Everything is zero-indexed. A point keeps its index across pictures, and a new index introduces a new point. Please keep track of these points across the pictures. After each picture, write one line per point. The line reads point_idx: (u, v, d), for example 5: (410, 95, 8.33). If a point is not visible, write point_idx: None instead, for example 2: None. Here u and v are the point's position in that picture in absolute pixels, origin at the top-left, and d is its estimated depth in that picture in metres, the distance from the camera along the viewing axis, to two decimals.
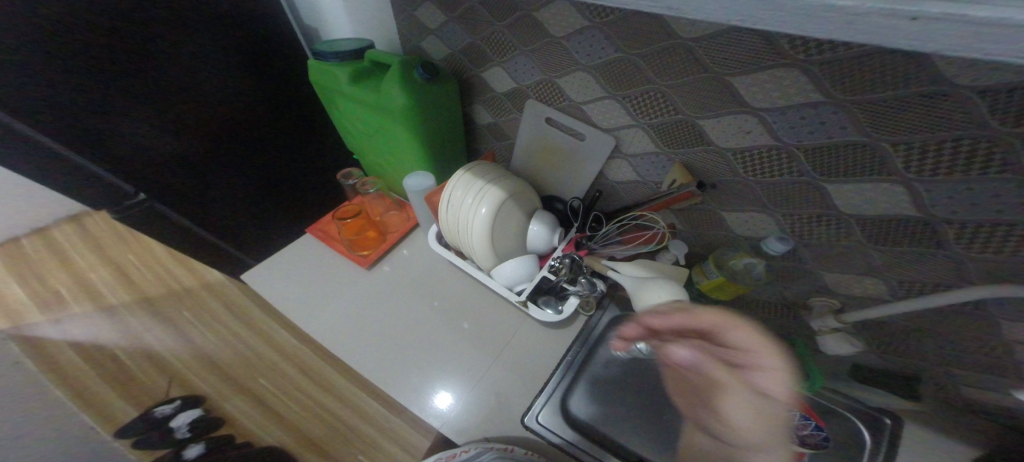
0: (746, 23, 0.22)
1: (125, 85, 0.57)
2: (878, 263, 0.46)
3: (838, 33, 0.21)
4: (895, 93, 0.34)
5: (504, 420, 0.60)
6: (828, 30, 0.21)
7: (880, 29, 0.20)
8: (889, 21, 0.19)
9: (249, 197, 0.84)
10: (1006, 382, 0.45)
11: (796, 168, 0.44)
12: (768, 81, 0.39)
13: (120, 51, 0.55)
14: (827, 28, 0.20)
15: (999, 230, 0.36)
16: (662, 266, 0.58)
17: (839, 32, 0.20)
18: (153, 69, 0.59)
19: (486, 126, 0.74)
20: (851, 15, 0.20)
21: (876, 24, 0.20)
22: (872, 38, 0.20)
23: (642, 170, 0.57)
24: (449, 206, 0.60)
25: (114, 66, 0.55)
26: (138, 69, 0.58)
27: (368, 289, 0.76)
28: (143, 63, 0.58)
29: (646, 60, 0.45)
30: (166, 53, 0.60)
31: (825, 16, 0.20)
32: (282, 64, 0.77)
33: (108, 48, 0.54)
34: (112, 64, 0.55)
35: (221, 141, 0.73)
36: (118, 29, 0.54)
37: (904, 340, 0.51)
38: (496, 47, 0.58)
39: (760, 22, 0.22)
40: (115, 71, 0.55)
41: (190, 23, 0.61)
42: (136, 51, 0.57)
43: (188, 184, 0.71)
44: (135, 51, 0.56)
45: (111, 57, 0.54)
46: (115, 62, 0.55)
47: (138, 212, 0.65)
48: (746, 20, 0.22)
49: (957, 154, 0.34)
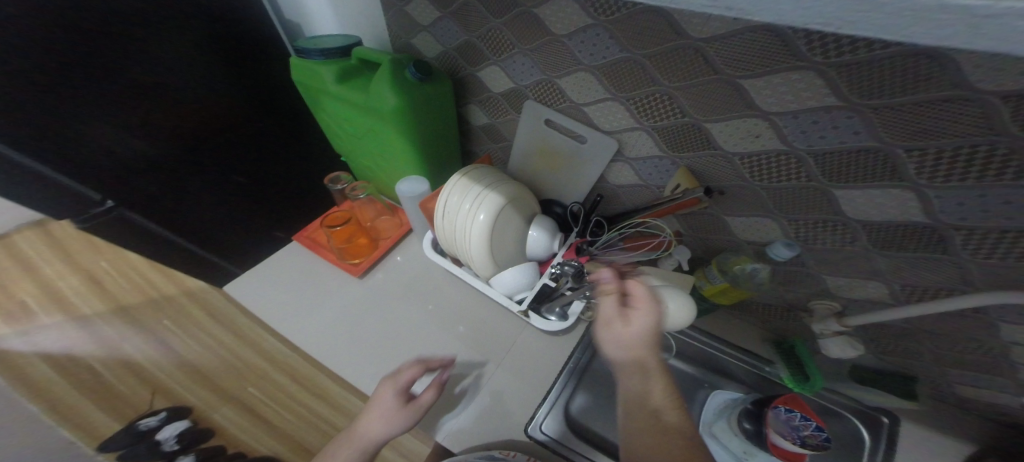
0: (826, 28, 0.17)
1: (81, 84, 0.52)
2: (883, 268, 0.45)
3: (953, 40, 0.15)
4: (913, 98, 0.32)
5: (507, 430, 0.58)
6: (942, 34, 0.15)
7: (1007, 37, 0.14)
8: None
9: (230, 203, 0.79)
10: (1001, 378, 0.47)
11: (804, 173, 0.43)
12: (782, 83, 0.38)
13: (74, 48, 0.50)
14: (937, 34, 0.15)
15: (1004, 238, 0.36)
16: (667, 273, 0.57)
17: (953, 40, 0.15)
18: (115, 68, 0.54)
19: (482, 127, 0.71)
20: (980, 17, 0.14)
21: (1012, 31, 0.13)
22: (988, 48, 0.14)
23: (645, 173, 0.56)
24: (445, 213, 0.58)
25: (72, 65, 0.50)
26: (98, 69, 0.53)
27: (360, 298, 0.74)
28: (102, 61, 0.53)
29: (653, 60, 0.43)
30: (129, 50, 0.55)
31: (945, 18, 0.15)
32: (260, 61, 0.73)
33: (60, 45, 0.49)
34: (68, 62, 0.50)
35: (196, 142, 0.69)
36: (71, 22, 0.49)
37: (904, 341, 0.52)
38: (493, 44, 0.55)
39: (847, 26, 0.17)
40: (72, 70, 0.51)
41: (150, 17, 0.56)
42: (94, 48, 0.52)
43: (160, 191, 0.66)
44: (92, 48, 0.52)
45: (66, 56, 0.50)
46: (72, 61, 0.50)
47: (106, 221, 0.60)
48: (822, 24, 0.17)
49: (973, 159, 0.33)
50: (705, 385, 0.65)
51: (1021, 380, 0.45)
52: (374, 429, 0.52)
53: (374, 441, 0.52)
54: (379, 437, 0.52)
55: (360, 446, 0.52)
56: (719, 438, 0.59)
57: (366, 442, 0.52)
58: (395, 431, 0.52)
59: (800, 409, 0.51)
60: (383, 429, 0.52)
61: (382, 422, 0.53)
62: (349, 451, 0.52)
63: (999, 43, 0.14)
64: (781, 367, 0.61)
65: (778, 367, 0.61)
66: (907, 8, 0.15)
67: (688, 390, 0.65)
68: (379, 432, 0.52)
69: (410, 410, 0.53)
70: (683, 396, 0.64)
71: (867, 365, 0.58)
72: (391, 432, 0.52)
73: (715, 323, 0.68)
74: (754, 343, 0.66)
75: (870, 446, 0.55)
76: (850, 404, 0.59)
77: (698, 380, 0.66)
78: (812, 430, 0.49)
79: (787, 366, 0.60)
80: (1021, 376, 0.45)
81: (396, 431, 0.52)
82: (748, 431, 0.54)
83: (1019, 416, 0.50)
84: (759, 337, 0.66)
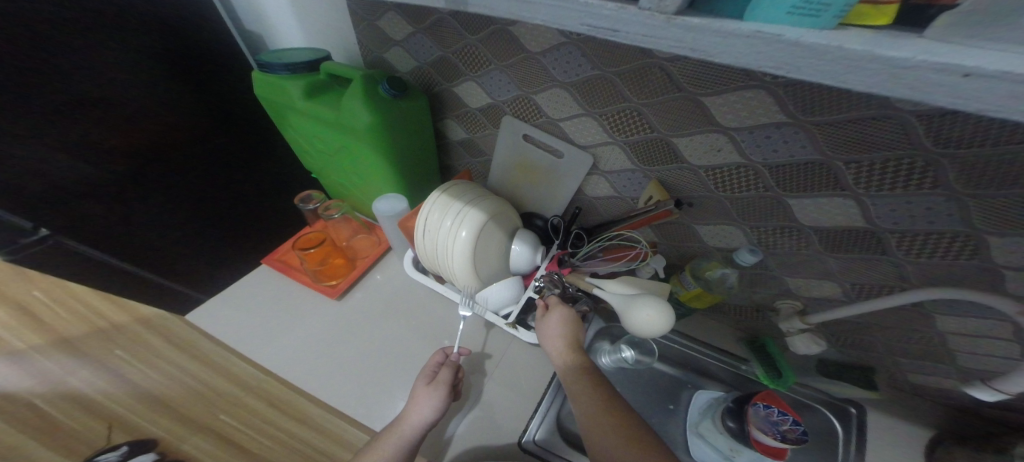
0: (776, 71, 0.18)
1: (7, 93, 0.46)
2: (836, 269, 0.49)
3: (881, 88, 0.16)
4: (847, 116, 0.36)
5: (499, 443, 0.58)
6: (871, 82, 0.16)
7: (929, 87, 0.15)
8: (942, 77, 0.15)
9: (195, 227, 0.73)
10: (941, 365, 0.52)
11: (762, 184, 0.46)
12: (738, 101, 0.41)
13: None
14: (869, 81, 0.16)
15: (932, 240, 0.40)
16: (645, 282, 0.59)
17: (881, 89, 0.16)
18: (50, 75, 0.49)
19: (459, 142, 0.72)
20: (899, 67, 0.16)
21: (925, 80, 0.15)
22: (917, 97, 0.16)
23: (619, 186, 0.58)
24: (426, 230, 0.58)
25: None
26: (29, 76, 0.47)
27: (341, 320, 0.72)
28: (34, 68, 0.47)
29: (623, 78, 0.46)
30: (68, 56, 0.50)
31: (872, 66, 0.16)
32: (220, 74, 0.70)
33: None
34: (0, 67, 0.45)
35: (152, 163, 0.63)
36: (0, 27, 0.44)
37: (859, 334, 0.56)
38: (468, 61, 0.56)
39: (796, 70, 0.17)
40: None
41: (93, 22, 0.52)
42: (25, 52, 0.46)
43: (107, 215, 0.59)
44: (16, 52, 0.46)
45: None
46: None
47: (39, 252, 0.52)
48: (774, 67, 0.18)
49: (899, 171, 0.37)
50: (686, 386, 0.67)
51: (959, 366, 0.51)
52: (415, 415, 0.52)
53: (419, 426, 0.52)
54: (421, 421, 0.52)
55: (406, 435, 0.51)
56: (707, 438, 0.61)
57: (410, 428, 0.51)
58: (436, 408, 0.53)
59: (777, 404, 0.55)
60: (424, 408, 0.52)
61: (421, 405, 0.53)
62: (395, 442, 0.50)
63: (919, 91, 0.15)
64: (756, 365, 0.64)
65: (753, 365, 0.65)
66: (844, 56, 0.16)
67: (672, 392, 0.67)
68: (420, 413, 0.52)
69: (439, 388, 0.55)
70: (667, 398, 0.67)
71: (830, 358, 0.63)
72: (433, 414, 0.53)
73: (689, 326, 0.72)
74: (727, 342, 0.69)
75: (842, 436, 0.59)
76: (817, 395, 0.63)
77: (681, 381, 0.68)
78: (790, 424, 0.52)
79: (761, 364, 0.64)
80: (957, 362, 0.50)
81: (435, 409, 0.53)
82: (732, 430, 0.57)
83: (959, 398, 0.56)
84: (732, 336, 0.70)
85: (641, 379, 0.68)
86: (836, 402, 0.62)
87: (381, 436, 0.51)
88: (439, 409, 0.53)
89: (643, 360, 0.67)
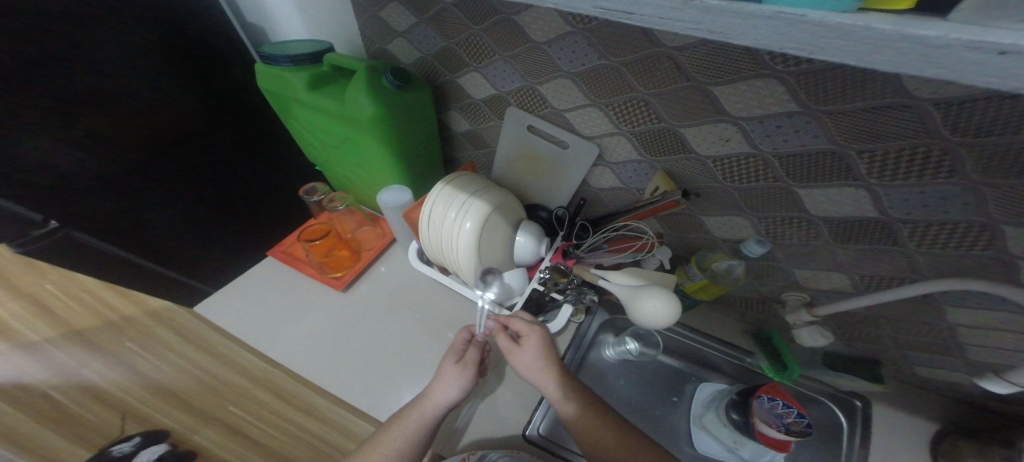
0: (798, 52, 0.17)
1: (13, 87, 0.45)
2: (844, 260, 0.49)
3: (910, 69, 0.16)
4: (860, 104, 0.35)
5: (503, 435, 0.58)
6: (900, 62, 0.16)
7: (959, 66, 0.15)
8: (977, 56, 0.14)
9: (205, 221, 0.74)
10: (952, 358, 0.52)
11: (771, 174, 0.45)
12: (748, 91, 0.40)
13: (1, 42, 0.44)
14: (897, 62, 0.16)
15: (945, 230, 0.39)
16: (650, 273, 0.59)
17: (909, 68, 0.16)
18: (55, 69, 0.49)
19: (463, 134, 0.71)
20: (931, 46, 0.15)
21: (955, 59, 0.14)
22: (944, 77, 0.15)
23: (625, 177, 0.58)
24: (430, 222, 0.58)
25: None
26: (31, 66, 0.47)
27: (347, 311, 0.73)
28: (38, 60, 0.47)
29: (629, 67, 0.45)
30: (69, 48, 0.50)
31: (901, 46, 0.15)
32: (224, 66, 0.70)
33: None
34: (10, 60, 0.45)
35: (155, 156, 0.63)
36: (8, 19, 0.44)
37: (865, 327, 0.56)
38: (472, 51, 0.56)
39: (819, 51, 0.17)
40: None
41: (92, 14, 0.51)
42: (28, 43, 0.46)
43: (115, 208, 0.59)
44: (21, 47, 0.45)
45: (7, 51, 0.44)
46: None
47: (53, 244, 0.53)
48: (796, 48, 0.17)
49: (913, 159, 0.36)
50: (691, 379, 0.67)
51: (969, 358, 0.50)
52: (438, 395, 0.52)
53: (442, 406, 0.51)
54: (444, 400, 0.52)
55: (428, 413, 0.51)
56: (710, 430, 0.61)
57: (432, 407, 0.51)
58: (461, 389, 0.52)
59: (780, 397, 0.55)
60: (449, 389, 0.52)
61: (446, 384, 0.52)
62: (417, 421, 0.50)
63: (949, 70, 0.15)
64: (761, 357, 0.64)
65: (757, 358, 0.65)
66: (870, 36, 0.16)
67: (676, 385, 0.67)
68: (447, 393, 0.52)
69: (467, 369, 0.54)
70: (672, 391, 0.66)
71: (838, 351, 0.62)
72: (457, 395, 0.52)
73: (694, 319, 0.72)
74: (733, 334, 0.69)
75: (846, 428, 0.59)
76: (824, 389, 0.63)
77: (686, 373, 0.68)
78: (795, 417, 0.52)
79: (766, 356, 0.64)
80: (968, 355, 0.50)
81: (460, 390, 0.52)
82: (736, 422, 0.57)
83: (968, 391, 0.55)
84: (738, 329, 0.70)
85: (645, 372, 0.68)
86: (842, 395, 0.62)
87: (401, 415, 0.51)
88: (464, 390, 0.53)
89: (648, 352, 0.67)
